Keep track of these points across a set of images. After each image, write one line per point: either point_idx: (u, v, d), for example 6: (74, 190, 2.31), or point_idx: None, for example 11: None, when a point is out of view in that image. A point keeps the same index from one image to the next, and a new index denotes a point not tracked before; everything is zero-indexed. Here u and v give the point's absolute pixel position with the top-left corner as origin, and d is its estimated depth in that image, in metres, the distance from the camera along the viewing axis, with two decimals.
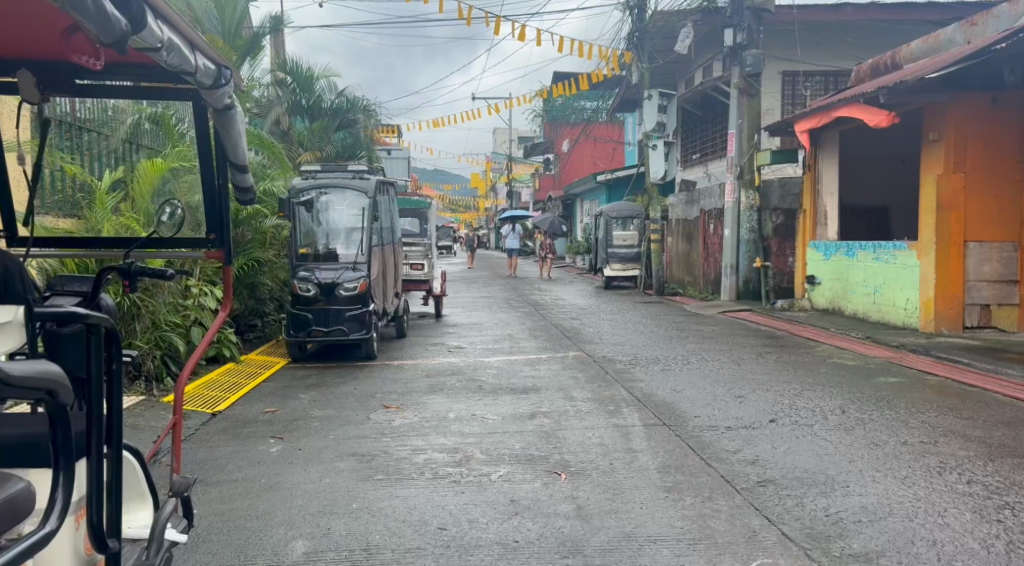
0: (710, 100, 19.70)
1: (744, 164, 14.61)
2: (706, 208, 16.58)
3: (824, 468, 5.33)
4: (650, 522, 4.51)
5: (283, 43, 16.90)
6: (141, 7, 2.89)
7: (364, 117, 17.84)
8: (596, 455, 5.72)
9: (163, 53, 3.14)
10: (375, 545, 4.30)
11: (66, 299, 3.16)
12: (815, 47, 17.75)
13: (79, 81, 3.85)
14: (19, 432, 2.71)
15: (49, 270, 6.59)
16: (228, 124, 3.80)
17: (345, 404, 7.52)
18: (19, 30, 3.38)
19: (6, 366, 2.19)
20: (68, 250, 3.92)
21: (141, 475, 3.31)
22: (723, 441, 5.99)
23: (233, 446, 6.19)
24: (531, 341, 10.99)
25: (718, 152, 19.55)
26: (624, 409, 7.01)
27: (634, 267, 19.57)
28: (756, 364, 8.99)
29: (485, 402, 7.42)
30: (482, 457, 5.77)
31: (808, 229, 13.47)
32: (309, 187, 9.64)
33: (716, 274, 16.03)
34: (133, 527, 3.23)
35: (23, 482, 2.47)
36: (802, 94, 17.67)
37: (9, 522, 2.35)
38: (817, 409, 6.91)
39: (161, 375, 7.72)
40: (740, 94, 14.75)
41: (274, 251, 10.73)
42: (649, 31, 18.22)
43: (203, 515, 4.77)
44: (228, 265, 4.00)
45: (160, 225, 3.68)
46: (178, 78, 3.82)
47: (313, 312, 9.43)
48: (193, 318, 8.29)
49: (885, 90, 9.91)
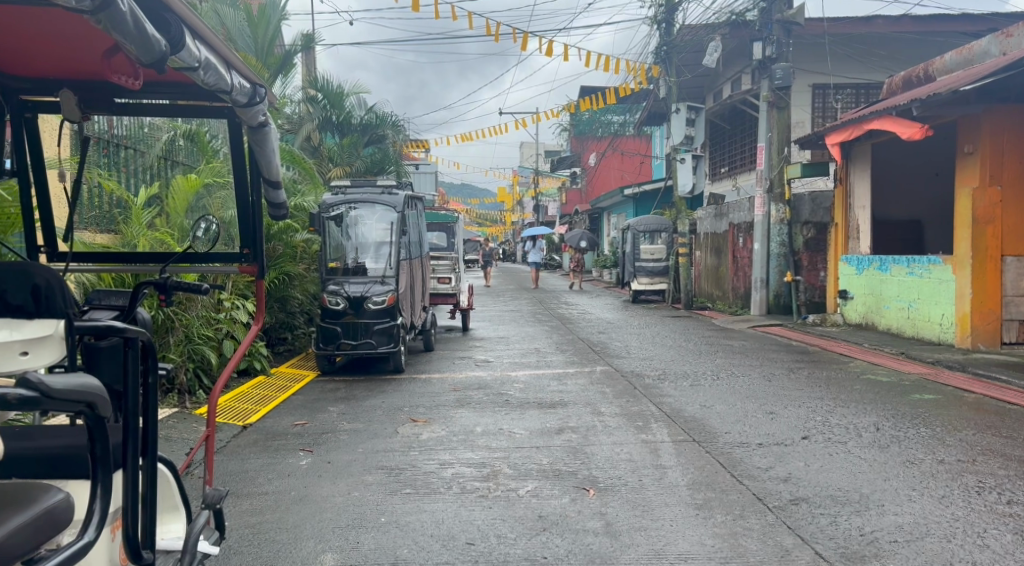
0: (739, 113, 19.70)
1: (775, 177, 14.53)
2: (736, 222, 16.46)
3: (859, 486, 5.24)
4: (681, 540, 4.47)
5: (314, 60, 17.20)
6: (180, 28, 2.94)
7: (393, 133, 18.03)
8: (625, 471, 5.69)
9: (200, 72, 3.18)
10: (403, 560, 4.31)
11: (104, 313, 3.20)
12: (846, 60, 17.63)
13: (119, 99, 3.88)
14: (58, 444, 2.74)
15: (87, 283, 6.71)
16: (262, 141, 3.86)
17: (374, 417, 7.56)
18: (64, 52, 3.45)
19: (47, 378, 2.20)
20: (105, 266, 3.93)
21: (174, 487, 3.34)
22: (754, 458, 5.92)
23: (264, 459, 6.24)
24: (558, 355, 10.98)
25: (747, 164, 19.50)
26: (653, 425, 6.97)
27: (662, 281, 19.48)
28: (787, 380, 8.88)
29: (512, 417, 7.40)
30: (510, 472, 5.75)
31: (840, 243, 13.28)
32: (339, 203, 9.77)
33: (745, 288, 15.93)
34: (167, 538, 3.26)
35: (63, 492, 2.48)
36: (832, 107, 17.61)
37: (48, 532, 2.36)
38: (851, 426, 6.81)
39: (194, 387, 7.84)
40: (770, 107, 14.64)
41: (304, 265, 10.91)
42: (677, 46, 18.20)
43: (234, 527, 4.81)
44: (261, 279, 4.01)
45: (195, 240, 3.70)
46: (214, 96, 3.84)
47: (342, 326, 9.48)
48: (226, 331, 8.38)
49: (918, 103, 9.79)
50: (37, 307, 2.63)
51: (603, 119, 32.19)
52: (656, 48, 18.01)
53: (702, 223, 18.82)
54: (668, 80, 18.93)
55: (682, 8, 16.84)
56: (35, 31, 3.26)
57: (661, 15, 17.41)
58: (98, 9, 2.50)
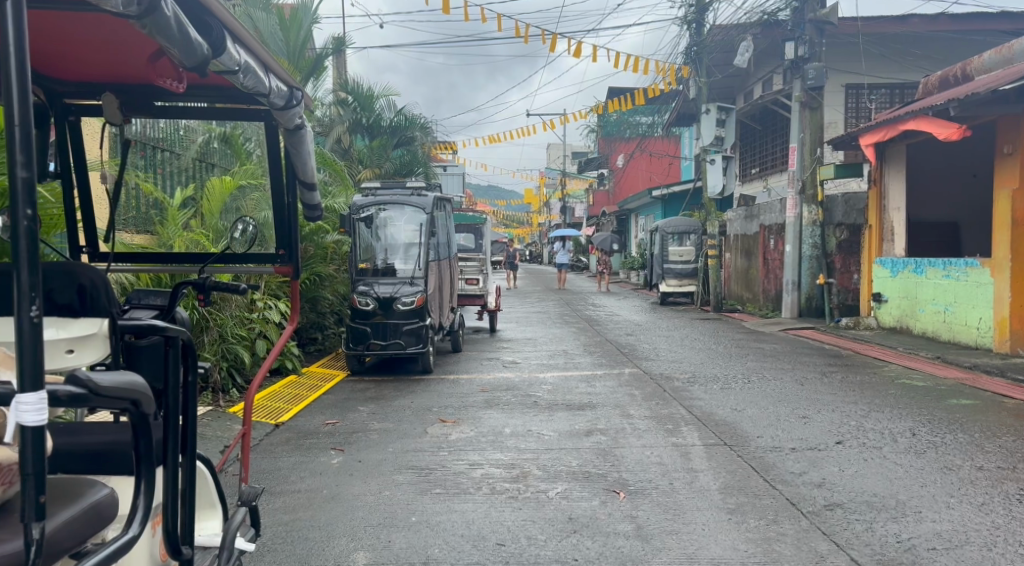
0: (770, 113, 19.52)
1: (807, 178, 14.39)
2: (767, 224, 16.31)
3: (894, 492, 5.17)
4: (713, 545, 4.43)
5: (344, 63, 17.33)
6: (222, 32, 2.97)
7: (422, 135, 18.11)
8: (656, 474, 5.66)
9: (240, 75, 3.22)
10: (434, 559, 4.32)
11: (144, 312, 3.24)
12: (880, 60, 17.39)
13: (159, 102, 3.95)
14: (102, 440, 2.79)
15: (126, 283, 6.82)
16: (299, 144, 3.91)
17: (404, 417, 7.59)
18: (108, 57, 3.50)
19: (96, 376, 2.20)
20: (143, 266, 4.00)
21: (211, 484, 3.39)
22: (788, 463, 5.86)
23: (296, 458, 6.30)
24: (586, 357, 10.97)
25: (779, 165, 19.33)
26: (683, 428, 6.92)
27: (690, 283, 19.34)
28: (821, 384, 8.78)
29: (541, 418, 7.39)
30: (539, 473, 5.75)
31: (874, 244, 13.09)
32: (369, 204, 9.85)
33: (776, 291, 15.77)
34: (204, 535, 3.31)
35: (108, 488, 2.52)
36: (866, 107, 17.40)
37: (95, 525, 2.40)
38: (886, 431, 6.71)
39: (227, 386, 7.94)
40: (802, 107, 14.51)
41: (335, 266, 11.01)
42: (707, 46, 18.07)
43: (267, 525, 4.85)
44: (296, 280, 4.05)
45: (233, 241, 3.75)
46: (251, 100, 3.90)
47: (371, 326, 9.53)
48: (259, 331, 8.47)
49: (956, 103, 9.64)
50: (82, 306, 2.65)
51: (631, 120, 32.04)
52: (686, 48, 17.90)
53: (732, 225, 18.66)
54: (698, 80, 18.81)
55: (713, 8, 16.71)
56: (89, 39, 3.29)
57: (691, 15, 17.27)
58: (145, 14, 2.49)
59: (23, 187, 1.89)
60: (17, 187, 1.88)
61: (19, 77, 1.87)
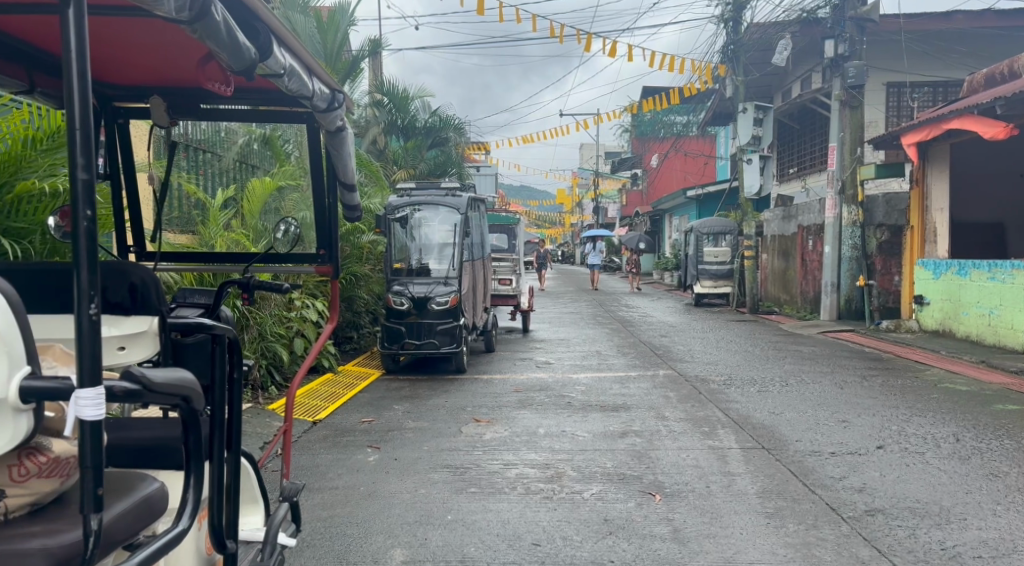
0: (809, 112, 19.28)
1: (847, 178, 14.19)
2: (806, 224, 16.10)
3: (938, 499, 5.07)
4: (751, 549, 4.39)
5: (380, 65, 17.46)
6: (268, 36, 3.02)
7: (457, 135, 18.17)
8: (692, 477, 5.62)
9: (285, 78, 3.26)
10: (471, 558, 4.34)
11: (190, 310, 3.30)
12: (923, 57, 17.07)
13: (203, 105, 4.01)
14: (150, 435, 2.86)
15: (169, 282, 6.95)
16: (340, 145, 3.95)
17: (438, 416, 7.63)
18: (159, 60, 3.55)
19: (148, 372, 2.21)
20: (186, 265, 4.09)
21: (253, 479, 3.44)
22: (827, 467, 5.79)
23: (333, 454, 6.37)
24: (621, 358, 10.93)
25: (818, 165, 19.08)
26: (720, 430, 6.87)
27: (726, 285, 19.17)
28: (860, 388, 8.66)
29: (575, 419, 7.39)
30: (574, 474, 5.75)
31: (916, 246, 12.85)
32: (404, 205, 9.91)
33: (815, 293, 15.56)
34: (247, 529, 3.37)
35: (158, 483, 2.56)
36: (908, 105, 17.09)
37: (146, 518, 2.44)
38: (929, 436, 6.59)
39: (267, 384, 8.06)
40: (842, 106, 14.31)
41: (370, 266, 11.11)
42: (745, 44, 17.89)
43: (306, 520, 4.91)
44: (335, 280, 4.10)
45: (275, 241, 3.81)
46: (294, 103, 3.97)
47: (405, 325, 9.59)
48: (296, 330, 8.58)
49: (1003, 101, 9.44)
50: (133, 304, 2.71)
51: (666, 119, 31.83)
52: (723, 47, 17.74)
53: (769, 225, 18.45)
54: (735, 79, 18.63)
55: (751, 6, 16.53)
56: (143, 42, 3.34)
57: (728, 14, 17.09)
58: (196, 19, 2.53)
59: (83, 188, 1.94)
60: (77, 188, 1.93)
61: (80, 84, 1.92)
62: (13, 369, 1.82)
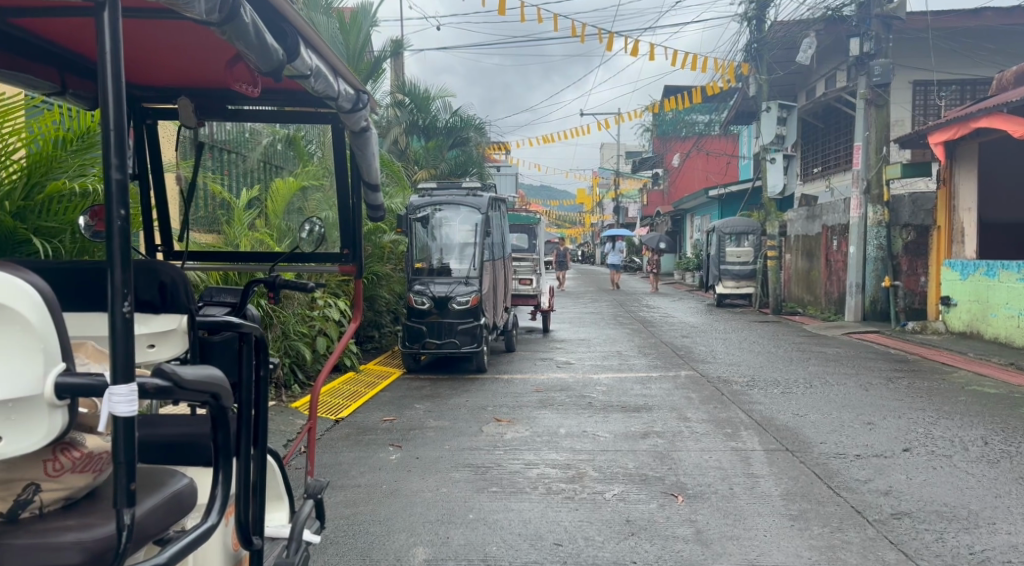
0: (834, 111, 19.11)
1: (872, 177, 14.04)
2: (830, 224, 15.96)
3: (966, 502, 5.01)
4: (775, 551, 4.36)
5: (402, 65, 17.52)
6: (296, 38, 3.04)
7: (477, 135, 18.19)
8: (715, 479, 5.59)
9: (311, 80, 3.28)
10: (493, 556, 4.34)
11: (217, 309, 3.33)
12: (951, 55, 16.86)
13: (230, 106, 4.05)
14: (180, 432, 2.89)
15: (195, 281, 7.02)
16: (364, 145, 3.97)
17: (459, 416, 7.64)
18: (189, 61, 3.58)
19: (179, 369, 2.21)
20: (213, 264, 4.13)
21: (279, 476, 3.47)
22: (852, 470, 5.73)
23: (355, 453, 6.40)
24: (642, 358, 10.89)
25: (842, 164, 18.91)
26: (743, 432, 6.82)
27: (748, 285, 19.04)
28: (885, 390, 8.57)
29: (596, 420, 7.37)
30: (595, 475, 5.73)
31: (943, 246, 12.69)
32: (425, 205, 9.95)
33: (839, 294, 15.42)
34: (273, 525, 3.39)
35: (188, 479, 2.59)
36: (935, 104, 16.90)
37: (176, 514, 2.46)
38: (956, 439, 6.51)
39: (290, 382, 8.12)
40: (867, 105, 14.16)
41: (391, 266, 11.16)
42: (768, 42, 17.75)
43: (329, 518, 4.94)
44: (359, 278, 4.11)
45: (301, 241, 3.84)
46: (320, 104, 3.99)
47: (426, 325, 9.62)
48: (319, 328, 8.63)
49: None
50: (163, 302, 2.75)
51: (688, 119, 31.69)
52: (746, 45, 17.62)
53: (792, 225, 18.30)
54: (758, 78, 18.50)
55: (774, 4, 16.41)
56: (173, 43, 3.36)
57: (751, 12, 16.96)
58: (226, 20, 2.55)
59: (117, 188, 1.96)
60: (111, 189, 1.95)
61: (114, 84, 1.94)
62: (48, 365, 1.82)
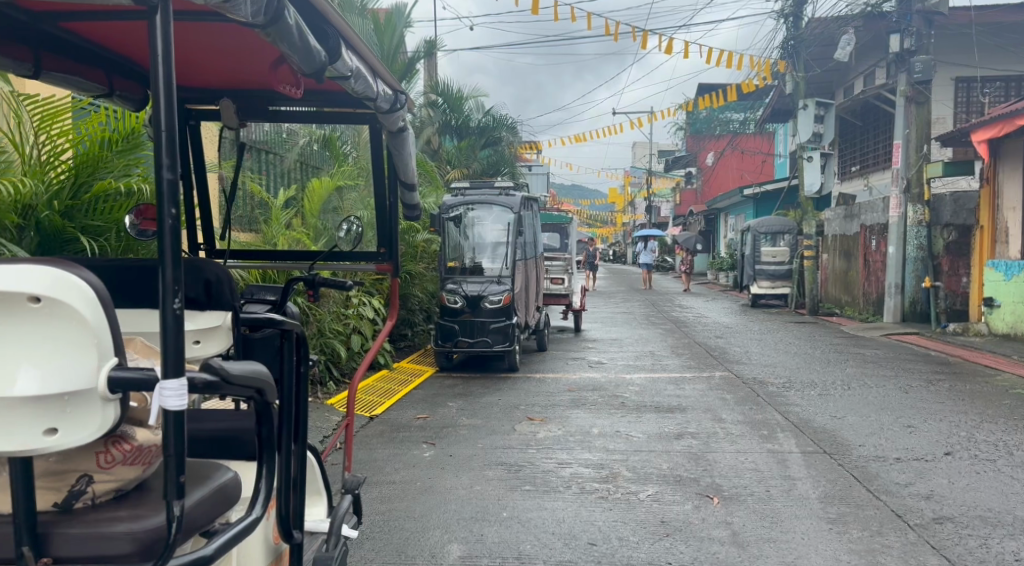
0: (872, 109, 18.83)
1: (912, 176, 13.80)
2: (868, 223, 15.72)
3: (1010, 508, 4.91)
4: (813, 554, 4.32)
5: (435, 65, 17.60)
6: (337, 40, 3.08)
7: (510, 134, 18.20)
8: (751, 481, 5.54)
9: (351, 81, 3.32)
10: (527, 555, 4.35)
11: (258, 306, 3.38)
12: (995, 51, 16.52)
13: (271, 107, 4.10)
14: (224, 426, 2.94)
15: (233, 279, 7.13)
16: (400, 145, 4.01)
17: (492, 415, 7.66)
18: (232, 62, 3.63)
19: (225, 364, 2.26)
20: (252, 262, 4.19)
21: (317, 472, 3.52)
22: (892, 473, 5.64)
23: (390, 450, 6.45)
24: (676, 359, 10.82)
25: (881, 163, 18.63)
26: (779, 434, 6.75)
27: (784, 285, 18.83)
28: (926, 392, 8.42)
29: (629, 420, 7.35)
30: (629, 475, 5.72)
31: (986, 246, 12.43)
32: (458, 204, 9.99)
33: (877, 294, 15.19)
34: (312, 520, 3.44)
35: (232, 472, 2.63)
36: (978, 100, 16.57)
37: (222, 507, 2.51)
38: (999, 443, 6.38)
39: (325, 379, 8.20)
40: (908, 102, 13.91)
41: (425, 264, 11.22)
42: (806, 39, 17.53)
43: (365, 514, 4.98)
44: (395, 277, 4.13)
45: (339, 240, 3.89)
46: (358, 104, 4.03)
47: (459, 324, 9.65)
48: (353, 326, 8.71)
49: None
50: (208, 300, 2.80)
51: (723, 118, 31.42)
52: (783, 42, 17.40)
53: (830, 225, 18.06)
54: (794, 76, 18.27)
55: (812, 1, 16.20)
56: (216, 44, 3.41)
57: (788, 9, 16.74)
58: (271, 23, 2.58)
59: (168, 188, 2.00)
60: (162, 188, 1.99)
61: (165, 86, 1.98)
62: (102, 359, 1.85)
